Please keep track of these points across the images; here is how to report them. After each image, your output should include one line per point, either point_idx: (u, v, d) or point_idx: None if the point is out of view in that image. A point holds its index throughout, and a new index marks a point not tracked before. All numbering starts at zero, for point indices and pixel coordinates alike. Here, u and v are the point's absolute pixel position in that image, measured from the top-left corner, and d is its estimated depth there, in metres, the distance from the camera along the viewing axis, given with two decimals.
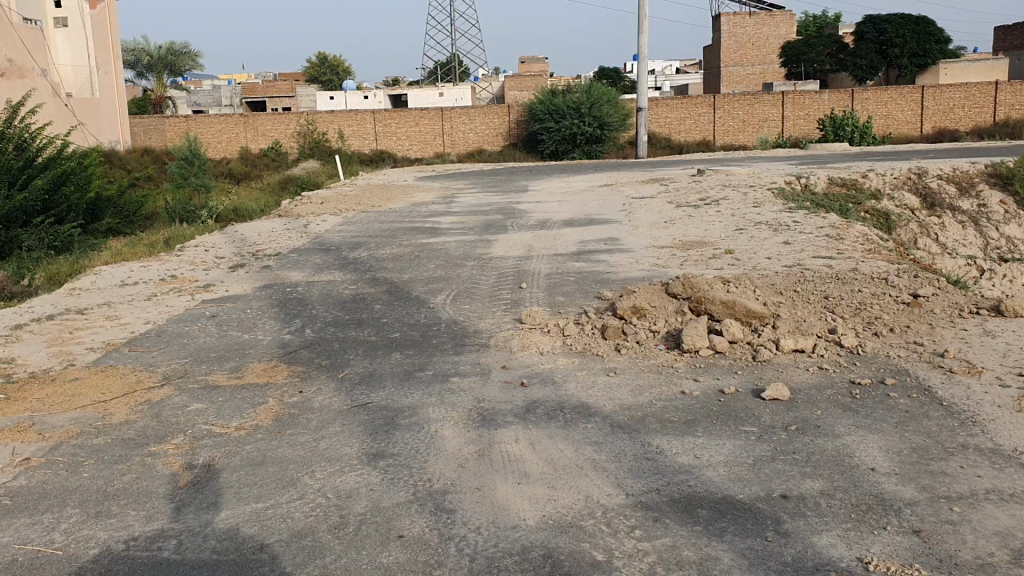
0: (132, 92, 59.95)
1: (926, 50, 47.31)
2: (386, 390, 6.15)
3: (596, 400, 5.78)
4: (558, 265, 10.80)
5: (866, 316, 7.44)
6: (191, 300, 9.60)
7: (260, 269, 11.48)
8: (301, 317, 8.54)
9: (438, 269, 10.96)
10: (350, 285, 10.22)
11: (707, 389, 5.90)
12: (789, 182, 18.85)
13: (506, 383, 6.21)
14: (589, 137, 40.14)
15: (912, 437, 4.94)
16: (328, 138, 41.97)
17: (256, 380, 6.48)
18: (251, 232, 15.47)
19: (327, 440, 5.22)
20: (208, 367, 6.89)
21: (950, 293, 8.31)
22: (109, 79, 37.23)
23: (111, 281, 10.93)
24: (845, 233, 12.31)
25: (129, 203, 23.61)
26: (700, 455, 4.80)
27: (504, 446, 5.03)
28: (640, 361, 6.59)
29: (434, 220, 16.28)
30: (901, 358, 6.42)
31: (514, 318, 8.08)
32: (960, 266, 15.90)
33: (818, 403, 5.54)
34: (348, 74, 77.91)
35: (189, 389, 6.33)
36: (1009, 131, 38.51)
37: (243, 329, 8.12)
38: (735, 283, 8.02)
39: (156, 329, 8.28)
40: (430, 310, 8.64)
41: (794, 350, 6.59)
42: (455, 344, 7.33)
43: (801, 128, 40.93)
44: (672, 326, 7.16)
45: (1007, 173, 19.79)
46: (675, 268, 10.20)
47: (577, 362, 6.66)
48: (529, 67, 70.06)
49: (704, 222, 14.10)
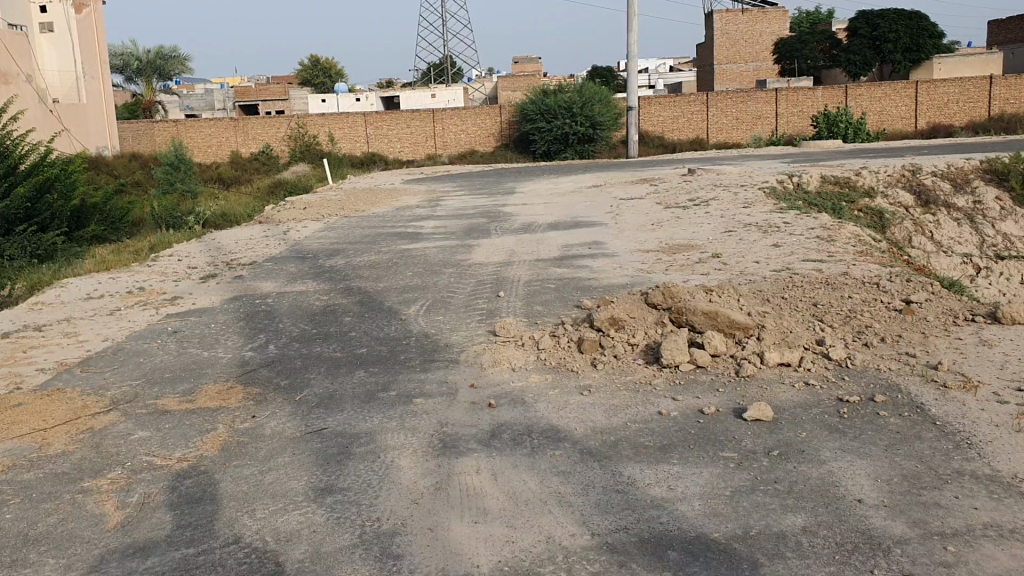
0: (122, 97, 59.45)
1: (920, 45, 46.86)
2: (344, 413, 5.78)
3: (566, 423, 5.39)
4: (539, 272, 10.42)
5: (855, 326, 7.08)
6: (154, 313, 9.23)
7: (231, 280, 11.11)
8: (266, 331, 8.15)
9: (415, 277, 10.60)
10: (321, 296, 9.82)
11: (687, 408, 5.53)
12: (781, 180, 18.44)
13: (471, 404, 5.82)
14: (581, 137, 39.73)
15: (903, 462, 4.57)
16: (319, 141, 41.56)
17: (209, 404, 6.12)
18: (229, 240, 15.10)
19: (274, 472, 4.86)
20: (159, 389, 6.53)
21: (944, 298, 7.95)
22: (96, 84, 36.72)
23: (77, 294, 10.56)
24: (837, 234, 11.95)
25: (115, 210, 23.19)
26: (674, 487, 4.42)
27: (464, 478, 4.65)
28: (617, 378, 6.20)
29: (418, 224, 15.89)
30: (892, 372, 6.05)
31: (487, 330, 7.69)
32: (956, 265, 15.71)
33: (804, 423, 5.18)
34: (341, 78, 77.51)
35: (136, 415, 5.98)
36: (1004, 126, 38.17)
37: (204, 346, 7.75)
38: (718, 291, 7.64)
39: (113, 347, 7.91)
40: (401, 323, 8.25)
41: (780, 363, 6.22)
42: (423, 359, 6.95)
43: (795, 125, 40.63)
44: (651, 338, 6.77)
45: (1002, 168, 19.44)
46: (660, 274, 9.83)
47: (549, 379, 6.28)
48: (522, 67, 69.66)
49: (693, 223, 13.76)
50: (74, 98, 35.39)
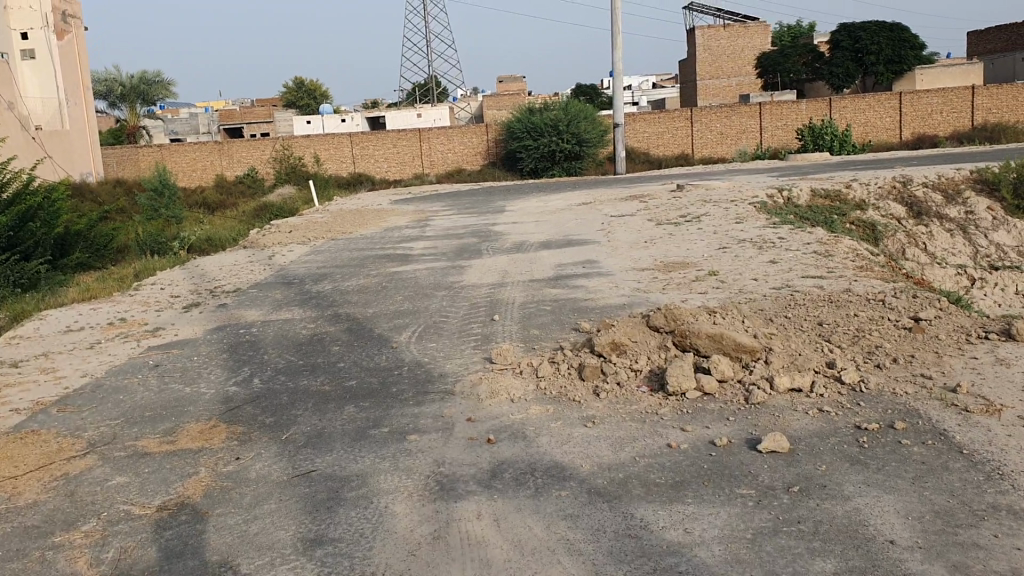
0: (105, 123, 58.97)
1: (902, 56, 46.98)
2: (334, 453, 5.46)
3: (571, 459, 5.08)
4: (533, 293, 10.14)
5: (865, 346, 6.82)
6: (136, 346, 8.88)
7: (215, 309, 10.79)
8: (250, 364, 7.83)
9: (405, 302, 10.28)
10: (308, 323, 9.50)
11: (697, 440, 5.23)
12: (772, 195, 18.18)
13: (469, 441, 5.50)
14: (568, 154, 39.51)
15: (934, 497, 4.28)
16: (305, 162, 41.32)
17: (190, 445, 5.79)
18: (213, 266, 14.75)
19: (260, 522, 4.53)
20: (138, 430, 6.19)
21: (954, 315, 7.68)
22: (80, 111, 36.36)
23: (56, 327, 10.18)
24: (834, 248, 11.71)
25: (99, 237, 22.78)
26: (691, 530, 4.12)
27: (464, 524, 4.34)
28: (620, 408, 5.88)
29: (406, 245, 15.58)
30: (909, 396, 5.76)
31: (483, 357, 7.37)
32: (950, 277, 15.50)
33: (823, 455, 4.89)
34: (326, 99, 77.26)
35: (113, 458, 5.63)
36: (988, 136, 38.22)
37: (186, 381, 7.43)
38: (722, 312, 7.33)
39: (92, 383, 7.56)
40: (392, 351, 7.92)
41: (790, 389, 5.94)
42: (416, 391, 6.62)
43: (780, 139, 40.58)
44: (654, 364, 6.47)
45: (992, 178, 19.28)
46: (658, 293, 9.57)
47: (550, 410, 5.96)
48: (507, 85, 69.72)
49: (686, 240, 13.49)
50: (56, 124, 34.86)
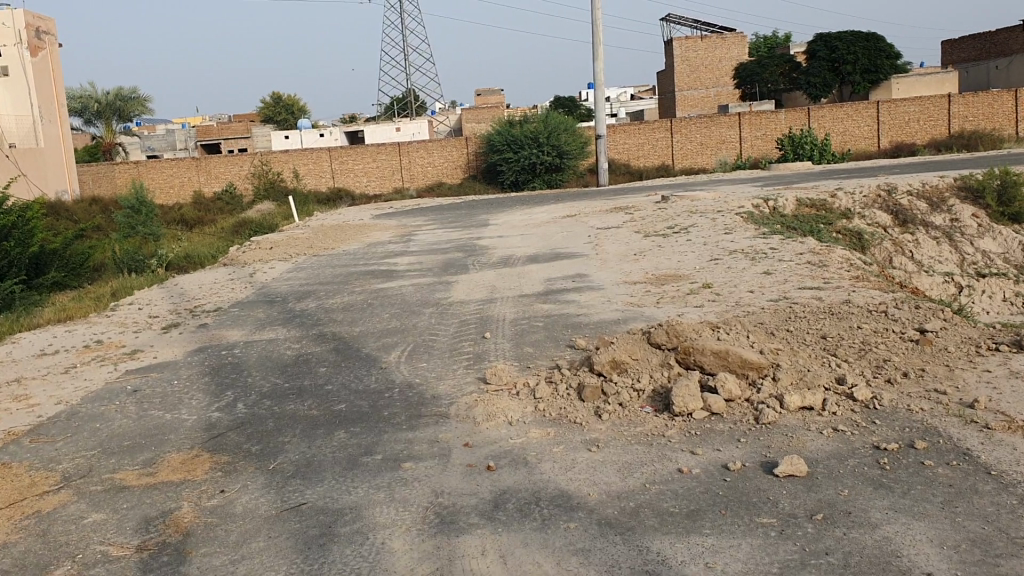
0: (80, 140, 58.31)
1: (878, 66, 47.25)
2: (325, 484, 5.15)
3: (578, 487, 4.80)
4: (524, 308, 9.87)
5: (873, 360, 6.59)
6: (112, 370, 8.52)
7: (195, 329, 10.45)
8: (234, 388, 7.50)
9: (392, 319, 9.98)
10: (293, 343, 9.18)
11: (709, 464, 4.97)
12: (758, 205, 17.96)
13: (467, 468, 5.21)
14: (549, 166, 39.32)
15: (967, 524, 4.03)
16: (284, 178, 40.97)
17: (171, 477, 5.46)
18: (192, 284, 14.39)
19: (249, 562, 4.23)
20: (115, 461, 5.86)
21: (960, 326, 7.46)
22: (53, 128, 35.69)
23: (29, 350, 9.80)
24: (827, 258, 11.50)
25: (75, 256, 22.33)
26: (712, 563, 3.85)
27: (467, 561, 4.06)
28: (624, 431, 5.61)
29: (389, 261, 15.25)
30: (925, 413, 5.52)
31: (477, 378, 7.06)
32: (938, 285, 15.38)
33: (843, 479, 4.65)
34: (304, 114, 76.83)
35: (89, 493, 5.30)
36: (966, 143, 38.41)
37: (167, 407, 7.10)
38: (726, 328, 7.06)
39: (67, 411, 7.20)
40: (382, 372, 7.62)
41: (801, 407, 5.69)
42: (409, 415, 6.32)
43: (760, 148, 40.60)
44: (657, 382, 6.19)
45: (976, 185, 19.20)
46: (652, 307, 9.33)
47: (551, 434, 5.67)
48: (486, 98, 69.60)
49: (676, 252, 13.25)
50: (31, 142, 34.49)
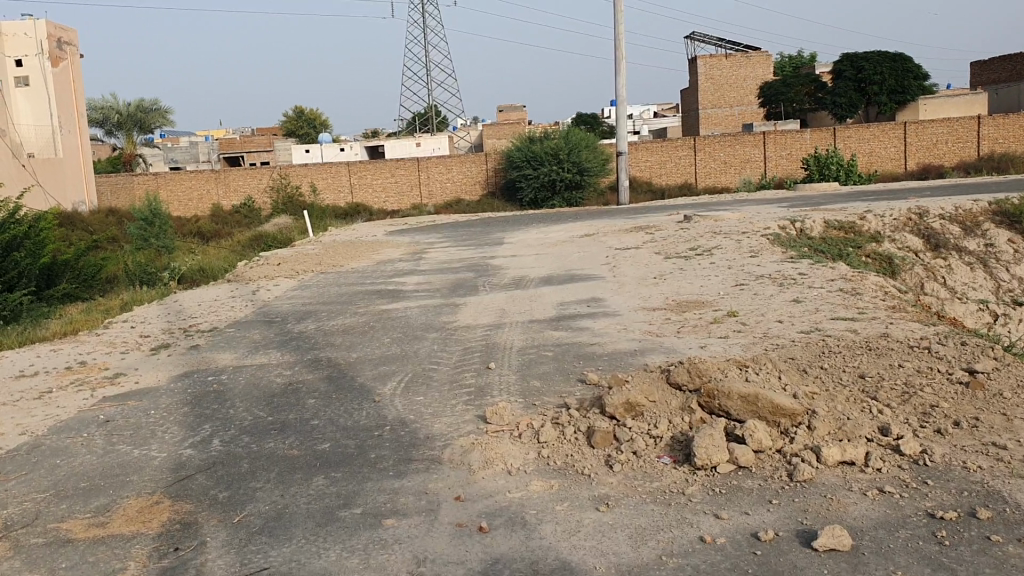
0: (101, 151, 58.17)
1: (905, 86, 46.41)
2: (294, 544, 4.50)
3: (583, 557, 4.12)
4: (534, 335, 9.20)
5: (918, 405, 5.87)
6: (89, 397, 7.92)
7: (184, 351, 9.84)
8: (213, 420, 6.87)
9: (393, 345, 9.33)
10: (286, 370, 8.53)
11: (737, 532, 4.27)
12: (784, 226, 17.20)
13: (458, 528, 4.54)
14: (569, 184, 38.61)
15: None
16: (302, 192, 40.51)
17: (123, 529, 4.83)
18: (192, 302, 13.79)
19: None
20: (65, 507, 5.22)
21: (1013, 367, 6.71)
22: (74, 139, 35.67)
23: (7, 371, 9.21)
24: (860, 285, 10.76)
25: (87, 267, 21.77)
26: None
27: None
28: (639, 487, 4.92)
29: (397, 281, 14.57)
30: (985, 471, 4.80)
31: (476, 417, 6.37)
32: (972, 314, 14.60)
33: (894, 555, 3.95)
34: (325, 128, 76.73)
35: (28, 548, 4.66)
36: (996, 166, 37.56)
37: (137, 441, 6.46)
38: (755, 366, 6.37)
39: (30, 443, 6.59)
40: (375, 407, 6.93)
41: (840, 462, 4.99)
42: (398, 458, 5.66)
43: (785, 168, 39.84)
44: (677, 428, 5.50)
45: (1012, 210, 18.40)
46: (672, 337, 8.64)
47: (554, 487, 5.00)
48: (507, 114, 69.08)
49: (696, 276, 12.56)
50: (50, 152, 34.34)
